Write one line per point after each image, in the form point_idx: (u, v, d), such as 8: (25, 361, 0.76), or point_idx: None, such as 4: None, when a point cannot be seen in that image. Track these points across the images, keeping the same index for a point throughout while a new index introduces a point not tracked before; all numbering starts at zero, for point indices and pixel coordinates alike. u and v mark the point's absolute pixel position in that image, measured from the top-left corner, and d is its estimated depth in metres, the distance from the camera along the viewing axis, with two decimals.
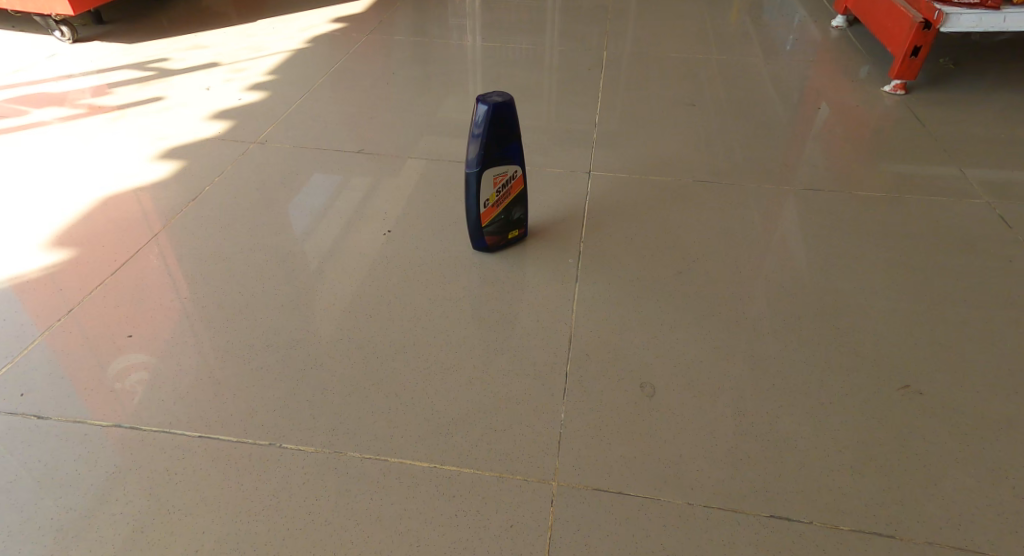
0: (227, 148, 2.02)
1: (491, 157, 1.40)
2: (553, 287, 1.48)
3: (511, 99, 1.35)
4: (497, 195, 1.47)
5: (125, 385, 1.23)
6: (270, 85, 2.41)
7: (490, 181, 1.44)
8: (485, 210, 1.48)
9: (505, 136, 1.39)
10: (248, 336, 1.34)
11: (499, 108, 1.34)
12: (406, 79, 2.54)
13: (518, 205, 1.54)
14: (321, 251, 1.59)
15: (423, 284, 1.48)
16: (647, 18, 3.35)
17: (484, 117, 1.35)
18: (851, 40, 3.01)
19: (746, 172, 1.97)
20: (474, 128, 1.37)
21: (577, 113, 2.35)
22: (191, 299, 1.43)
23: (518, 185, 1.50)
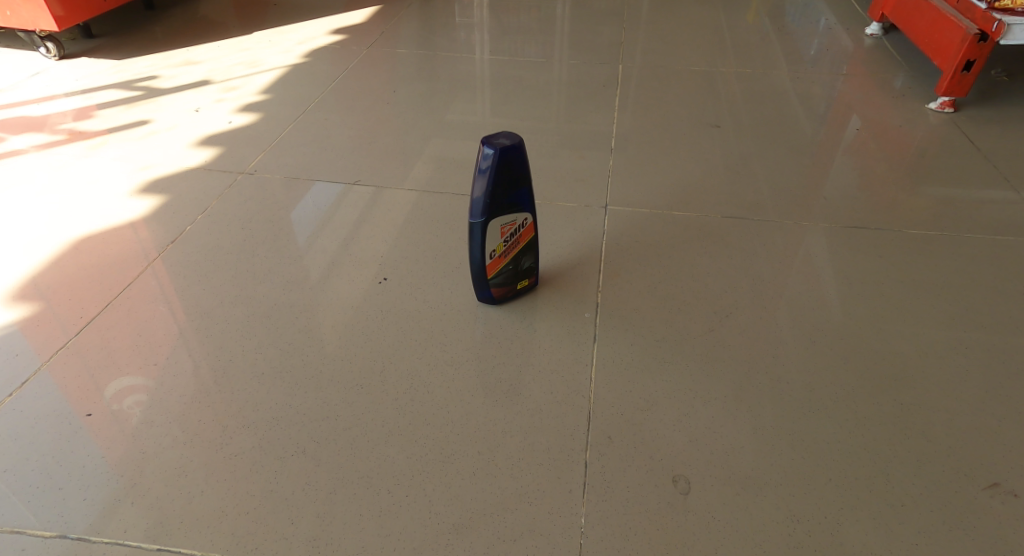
0: (211, 180, 1.84)
1: (498, 205, 1.24)
2: (568, 348, 1.30)
3: (520, 142, 1.19)
4: (504, 244, 1.31)
5: (122, 408, 1.19)
6: (263, 105, 2.25)
7: (496, 231, 1.27)
8: (491, 261, 1.32)
9: (513, 183, 1.23)
10: (223, 415, 1.18)
11: (506, 152, 1.18)
12: (409, 98, 2.38)
13: (527, 254, 1.37)
14: (309, 303, 1.42)
15: (421, 345, 1.31)
16: (665, 27, 3.16)
17: (489, 162, 1.19)
18: (887, 50, 2.82)
19: (782, 204, 1.78)
20: (479, 174, 1.21)
21: (592, 134, 2.16)
22: (163, 366, 1.27)
23: (528, 233, 1.33)
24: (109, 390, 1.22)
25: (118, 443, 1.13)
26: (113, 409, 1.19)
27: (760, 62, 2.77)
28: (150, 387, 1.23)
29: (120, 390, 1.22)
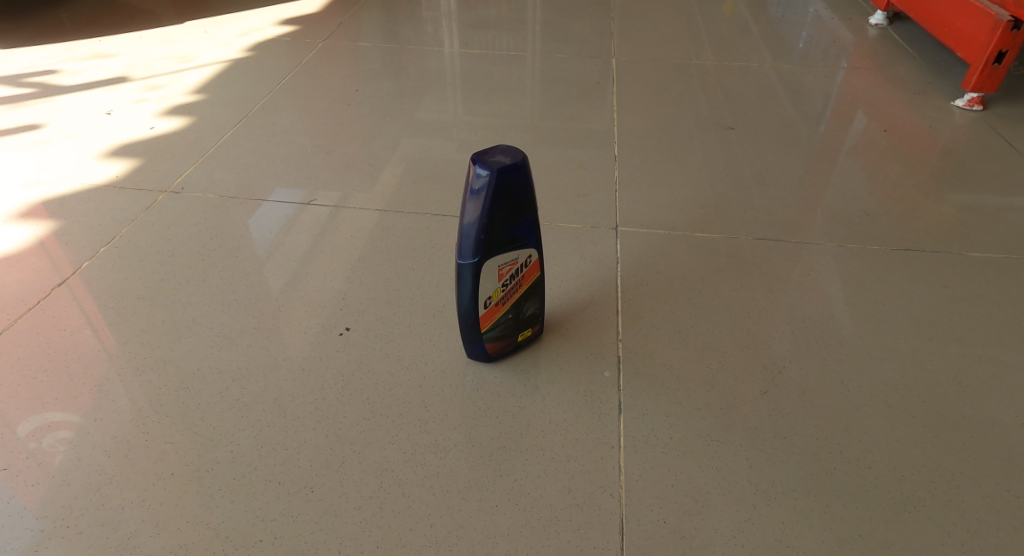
0: (120, 201, 1.48)
1: (495, 242, 0.95)
2: (588, 426, 1.00)
3: (524, 159, 0.89)
4: (503, 289, 1.02)
5: (42, 446, 0.97)
6: (196, 107, 1.89)
7: (493, 273, 0.99)
8: (486, 310, 1.03)
9: (516, 212, 0.93)
10: (102, 547, 0.86)
11: (506, 173, 0.88)
12: (373, 98, 2.05)
13: (530, 298, 1.08)
14: (247, 365, 1.09)
15: (393, 425, 1.00)
16: (656, 16, 2.88)
17: (484, 187, 0.89)
18: (897, 40, 2.57)
19: (820, 220, 1.50)
20: (470, 202, 0.91)
21: (589, 137, 1.87)
22: (19, 470, 0.94)
23: (532, 272, 1.05)
24: (24, 425, 1.00)
25: (39, 483, 0.93)
26: (29, 447, 0.97)
27: (764, 53, 2.50)
28: (77, 421, 1.00)
29: (43, 421, 1.00)
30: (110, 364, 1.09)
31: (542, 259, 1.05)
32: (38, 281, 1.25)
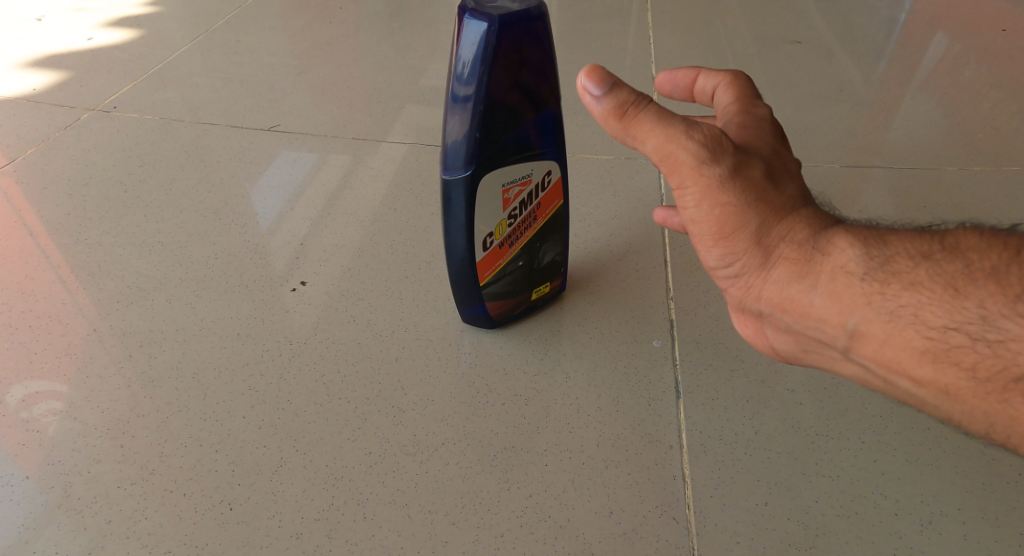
0: (34, 119, 1.17)
1: (497, 142, 0.66)
2: (633, 417, 0.70)
3: (540, 8, 0.60)
4: (509, 222, 0.73)
5: (32, 417, 0.70)
6: (148, 18, 1.57)
7: (493, 194, 0.69)
8: (485, 252, 0.73)
9: (528, 95, 0.64)
10: None
11: (514, 25, 0.59)
12: (362, 16, 1.72)
13: (549, 239, 0.78)
14: (164, 327, 0.80)
15: (357, 416, 0.72)
16: None
17: (478, 47, 0.60)
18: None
19: (921, 149, 1.17)
20: (458, 74, 0.61)
21: (619, 57, 1.54)
22: None
23: (552, 199, 0.75)
24: (4, 392, 0.72)
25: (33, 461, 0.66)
26: (18, 418, 0.70)
27: None
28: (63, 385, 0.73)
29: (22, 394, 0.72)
30: (67, 312, 0.81)
31: (566, 181, 0.75)
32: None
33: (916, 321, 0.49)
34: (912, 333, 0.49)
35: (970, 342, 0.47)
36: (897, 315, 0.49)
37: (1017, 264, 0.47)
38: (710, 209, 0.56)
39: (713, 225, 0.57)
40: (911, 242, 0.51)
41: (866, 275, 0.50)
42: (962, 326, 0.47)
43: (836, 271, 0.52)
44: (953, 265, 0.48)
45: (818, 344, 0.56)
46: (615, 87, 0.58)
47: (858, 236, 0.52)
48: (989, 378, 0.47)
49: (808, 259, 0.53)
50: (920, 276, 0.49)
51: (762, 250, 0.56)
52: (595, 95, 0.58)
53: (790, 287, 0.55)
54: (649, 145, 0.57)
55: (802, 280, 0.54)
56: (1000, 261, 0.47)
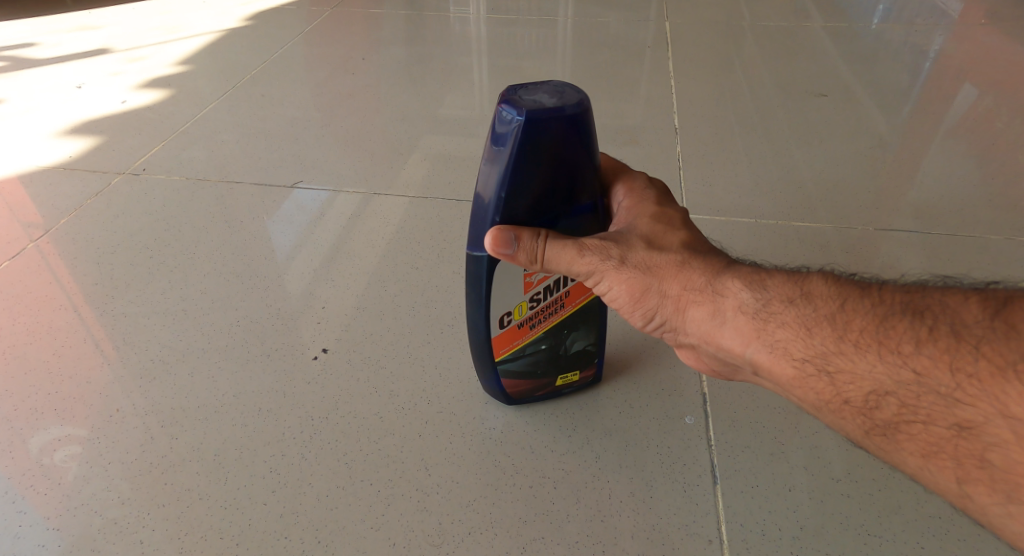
0: (67, 185, 1.18)
1: None
2: (668, 505, 0.68)
3: (580, 105, 0.59)
4: (532, 305, 0.71)
5: (52, 463, 0.73)
6: (179, 79, 1.60)
7: (517, 276, 0.68)
8: (503, 330, 0.71)
9: (563, 186, 0.62)
10: None
11: (548, 119, 0.58)
12: (383, 67, 1.74)
13: (579, 326, 0.75)
14: (186, 404, 0.79)
15: (381, 501, 0.69)
16: None
17: (509, 138, 0.59)
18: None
19: (953, 205, 1.15)
20: (490, 159, 0.60)
21: (641, 104, 1.52)
22: None
23: (584, 288, 0.72)
24: (28, 437, 0.75)
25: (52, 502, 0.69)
26: (39, 463, 0.73)
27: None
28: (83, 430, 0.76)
29: (48, 434, 0.76)
30: (103, 383, 0.81)
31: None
32: (24, 282, 0.97)
33: (784, 353, 0.57)
34: (783, 364, 0.57)
35: (819, 373, 0.55)
36: (775, 349, 0.58)
37: (845, 309, 0.56)
38: (620, 288, 0.65)
39: (625, 295, 0.65)
40: (782, 285, 0.59)
41: (751, 314, 0.59)
42: (812, 359, 0.55)
43: (732, 313, 0.60)
44: (805, 309, 0.57)
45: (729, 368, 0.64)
46: (524, 241, 0.62)
47: (745, 279, 0.60)
48: (827, 401, 0.55)
49: (707, 302, 0.61)
50: (787, 315, 0.57)
51: (670, 302, 0.64)
52: (510, 254, 0.62)
53: (698, 325, 0.63)
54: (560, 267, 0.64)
55: (708, 319, 0.62)
56: (836, 306, 0.56)
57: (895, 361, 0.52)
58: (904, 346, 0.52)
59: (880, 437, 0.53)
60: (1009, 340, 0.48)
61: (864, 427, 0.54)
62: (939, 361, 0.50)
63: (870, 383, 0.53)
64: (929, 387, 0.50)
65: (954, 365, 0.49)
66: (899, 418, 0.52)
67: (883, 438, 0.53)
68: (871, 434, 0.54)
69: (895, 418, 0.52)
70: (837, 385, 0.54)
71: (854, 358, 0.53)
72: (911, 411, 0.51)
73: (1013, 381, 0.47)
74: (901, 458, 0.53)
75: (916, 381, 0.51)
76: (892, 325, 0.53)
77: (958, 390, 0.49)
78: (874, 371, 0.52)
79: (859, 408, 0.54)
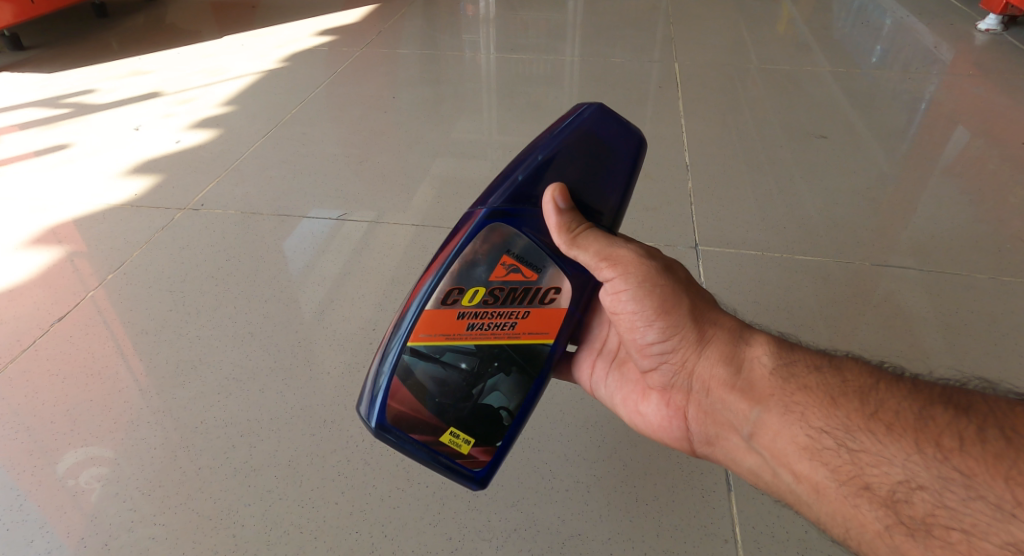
0: (136, 221, 1.31)
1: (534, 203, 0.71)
2: (688, 508, 0.78)
3: (636, 132, 0.74)
4: (486, 302, 0.71)
5: (78, 483, 0.83)
6: (225, 119, 1.73)
7: (492, 253, 0.71)
8: (442, 306, 0.71)
9: (598, 194, 0.73)
10: None
11: (609, 120, 0.73)
12: (412, 104, 1.86)
13: (510, 372, 0.71)
14: (260, 417, 0.90)
15: (438, 500, 0.80)
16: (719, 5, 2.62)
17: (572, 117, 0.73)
18: (1015, 10, 2.15)
19: (942, 242, 1.26)
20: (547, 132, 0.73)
21: (654, 141, 1.64)
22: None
23: (542, 323, 0.72)
24: (59, 458, 0.86)
25: (73, 527, 0.79)
26: (66, 484, 0.83)
27: (846, 40, 2.23)
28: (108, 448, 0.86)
29: (78, 455, 0.86)
30: (187, 399, 0.92)
31: (568, 323, 0.73)
32: (107, 309, 1.08)
33: (804, 420, 0.64)
34: (799, 430, 0.64)
35: (838, 446, 0.61)
36: (791, 410, 0.64)
37: (877, 390, 0.62)
38: (642, 305, 0.72)
39: (643, 310, 0.72)
40: (814, 357, 0.67)
41: (775, 373, 0.67)
42: (834, 430, 0.62)
43: (752, 366, 0.68)
44: (835, 380, 0.64)
45: (725, 428, 0.70)
46: (574, 209, 0.71)
47: (775, 344, 0.69)
48: (850, 486, 0.60)
49: (732, 352, 0.70)
50: (816, 383, 0.65)
51: (690, 338, 0.72)
52: (558, 208, 0.70)
53: (718, 373, 0.70)
54: (590, 252, 0.70)
55: (728, 367, 0.70)
56: (868, 385, 0.63)
57: (934, 455, 0.57)
58: (945, 441, 0.58)
59: (904, 535, 0.57)
60: None
61: (888, 521, 0.58)
62: (988, 465, 0.56)
63: (898, 470, 0.58)
64: (975, 492, 0.55)
65: (1007, 475, 0.55)
66: (929, 516, 0.57)
67: (909, 538, 0.57)
68: (893, 529, 0.58)
69: (928, 518, 0.57)
70: (864, 470, 0.60)
71: (886, 442, 0.59)
72: (946, 512, 0.56)
73: None
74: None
75: (956, 479, 0.56)
76: (931, 418, 0.59)
77: (1013, 503, 0.54)
78: (908, 460, 0.58)
79: (883, 498, 0.59)
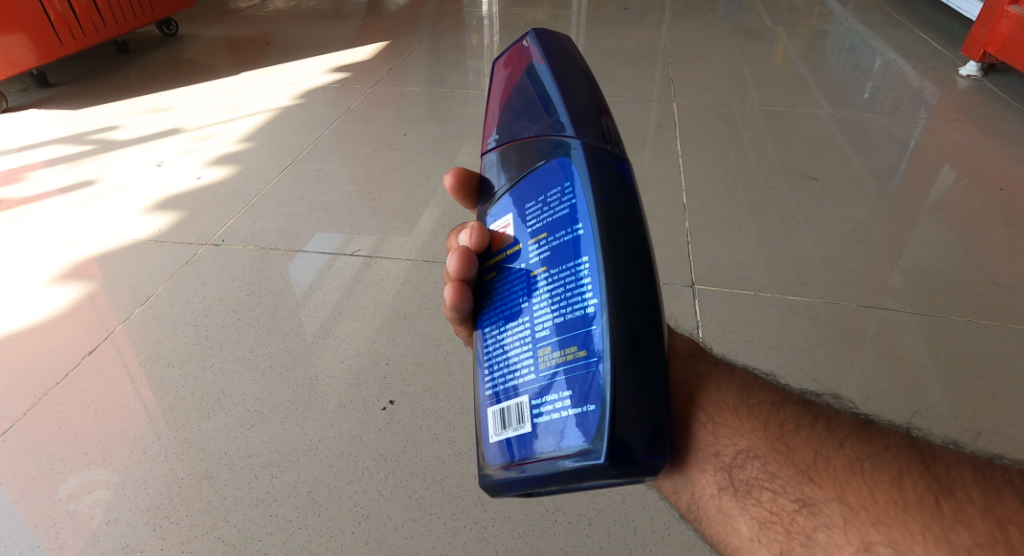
0: (159, 256, 1.37)
1: None
2: (683, 541, 0.83)
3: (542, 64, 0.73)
4: None
5: (81, 507, 0.89)
6: (242, 155, 1.80)
7: None
8: None
9: None
10: None
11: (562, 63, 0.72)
12: (420, 140, 1.93)
13: None
14: (281, 448, 0.95)
15: (448, 531, 0.85)
16: (717, 45, 2.71)
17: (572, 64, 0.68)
18: (994, 58, 2.24)
19: (927, 284, 1.32)
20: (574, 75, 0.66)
21: (653, 181, 1.70)
22: None
23: None
24: (64, 482, 0.92)
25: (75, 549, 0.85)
26: (70, 508, 0.89)
27: (839, 81, 2.31)
28: (114, 477, 0.92)
29: (81, 479, 0.92)
30: (211, 431, 0.98)
31: None
32: (134, 344, 1.14)
33: (676, 390, 0.60)
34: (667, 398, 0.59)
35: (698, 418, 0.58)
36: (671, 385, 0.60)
37: (754, 383, 0.59)
38: None
39: None
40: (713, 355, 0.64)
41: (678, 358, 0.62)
42: (699, 401, 0.58)
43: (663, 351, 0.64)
44: (721, 370, 0.61)
45: None
46: None
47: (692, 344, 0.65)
48: (674, 454, 0.58)
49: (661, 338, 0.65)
50: (703, 369, 0.61)
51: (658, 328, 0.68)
52: None
53: None
54: None
55: None
56: (751, 380, 0.60)
57: (774, 433, 0.54)
58: (788, 423, 0.54)
59: (730, 497, 0.55)
60: (865, 442, 0.51)
61: (720, 484, 0.55)
62: (813, 442, 0.52)
63: (741, 441, 0.55)
64: (789, 461, 0.53)
65: (820, 450, 0.52)
66: (753, 484, 0.54)
67: (732, 500, 0.55)
68: (724, 491, 0.55)
69: (752, 483, 0.54)
70: (697, 433, 0.57)
71: (738, 417, 0.56)
72: (768, 479, 0.53)
73: (859, 472, 0.49)
74: (736, 523, 0.54)
75: (781, 450, 0.53)
76: (786, 404, 0.56)
77: (812, 468, 0.51)
78: (751, 435, 0.55)
79: (720, 463, 0.56)
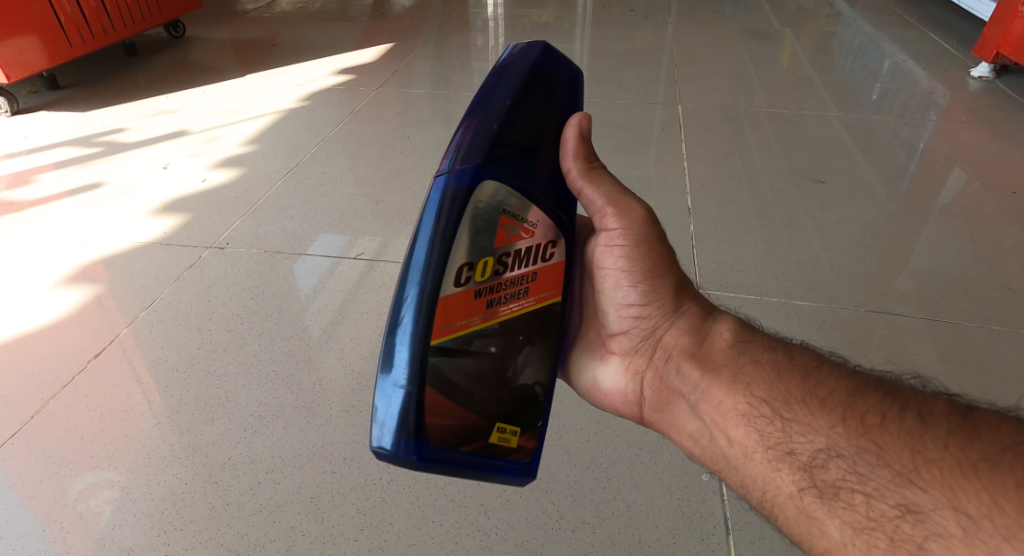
0: (165, 259, 1.37)
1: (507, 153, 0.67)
2: (688, 550, 0.83)
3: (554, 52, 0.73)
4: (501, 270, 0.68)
5: (88, 507, 0.90)
6: (248, 158, 1.80)
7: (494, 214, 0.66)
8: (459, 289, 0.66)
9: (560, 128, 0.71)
10: None
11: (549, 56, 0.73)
12: (425, 143, 1.93)
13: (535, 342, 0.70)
14: (285, 454, 0.95)
15: (451, 538, 0.85)
16: (724, 46, 2.70)
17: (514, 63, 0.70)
18: (1006, 59, 2.22)
19: (936, 289, 1.31)
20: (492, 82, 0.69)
21: (659, 184, 1.69)
22: None
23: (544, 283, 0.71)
24: (70, 483, 0.93)
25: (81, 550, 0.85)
26: (76, 508, 0.90)
27: (847, 82, 2.29)
28: (120, 478, 0.93)
29: (88, 479, 0.93)
30: (216, 436, 0.98)
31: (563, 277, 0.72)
32: (140, 347, 1.14)
33: (746, 388, 0.63)
34: (740, 398, 0.63)
35: (772, 415, 0.61)
36: (738, 381, 0.64)
37: (820, 370, 0.63)
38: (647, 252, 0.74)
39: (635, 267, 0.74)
40: (768, 339, 0.67)
41: (730, 347, 0.67)
42: (772, 400, 0.62)
43: (711, 339, 0.69)
44: (783, 358, 0.64)
45: (672, 395, 0.70)
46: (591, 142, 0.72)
47: (737, 324, 0.69)
48: (752, 453, 0.62)
49: (696, 322, 0.71)
50: (765, 359, 0.65)
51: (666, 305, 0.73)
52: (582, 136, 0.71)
53: (683, 341, 0.71)
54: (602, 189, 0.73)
55: (690, 337, 0.71)
56: (813, 365, 0.63)
57: (857, 429, 0.57)
58: (869, 416, 0.57)
59: (813, 498, 0.57)
60: (971, 439, 0.53)
61: (801, 484, 0.58)
62: (906, 441, 0.55)
63: (822, 439, 0.58)
64: (881, 460, 0.55)
65: (916, 447, 0.54)
66: (839, 484, 0.56)
67: (818, 501, 0.57)
68: (805, 492, 0.57)
69: (838, 483, 0.56)
70: (771, 432, 0.61)
71: (816, 412, 0.59)
72: (857, 478, 0.55)
73: (970, 476, 0.51)
74: (825, 525, 0.56)
75: (870, 449, 0.56)
76: (862, 395, 0.59)
77: (912, 470, 0.53)
78: (833, 431, 0.58)
79: (801, 463, 0.58)
